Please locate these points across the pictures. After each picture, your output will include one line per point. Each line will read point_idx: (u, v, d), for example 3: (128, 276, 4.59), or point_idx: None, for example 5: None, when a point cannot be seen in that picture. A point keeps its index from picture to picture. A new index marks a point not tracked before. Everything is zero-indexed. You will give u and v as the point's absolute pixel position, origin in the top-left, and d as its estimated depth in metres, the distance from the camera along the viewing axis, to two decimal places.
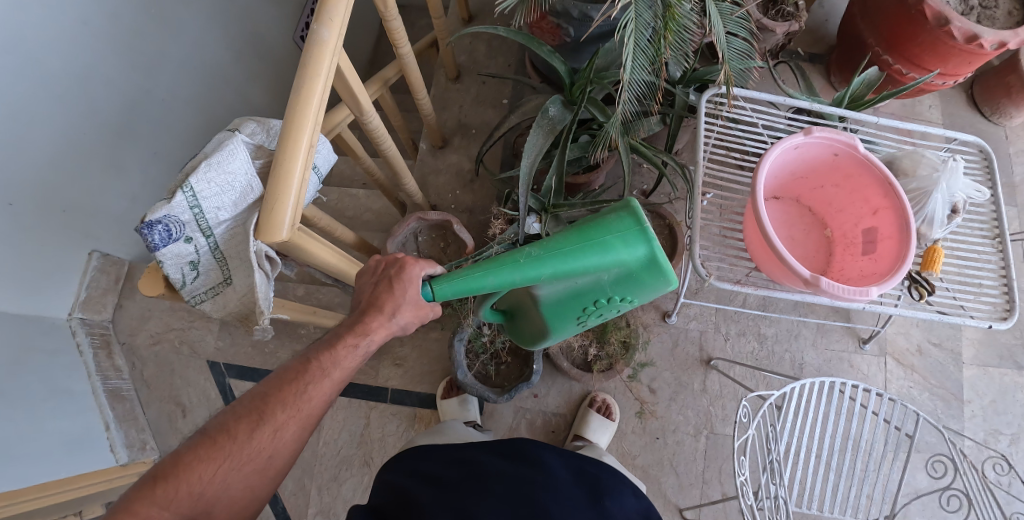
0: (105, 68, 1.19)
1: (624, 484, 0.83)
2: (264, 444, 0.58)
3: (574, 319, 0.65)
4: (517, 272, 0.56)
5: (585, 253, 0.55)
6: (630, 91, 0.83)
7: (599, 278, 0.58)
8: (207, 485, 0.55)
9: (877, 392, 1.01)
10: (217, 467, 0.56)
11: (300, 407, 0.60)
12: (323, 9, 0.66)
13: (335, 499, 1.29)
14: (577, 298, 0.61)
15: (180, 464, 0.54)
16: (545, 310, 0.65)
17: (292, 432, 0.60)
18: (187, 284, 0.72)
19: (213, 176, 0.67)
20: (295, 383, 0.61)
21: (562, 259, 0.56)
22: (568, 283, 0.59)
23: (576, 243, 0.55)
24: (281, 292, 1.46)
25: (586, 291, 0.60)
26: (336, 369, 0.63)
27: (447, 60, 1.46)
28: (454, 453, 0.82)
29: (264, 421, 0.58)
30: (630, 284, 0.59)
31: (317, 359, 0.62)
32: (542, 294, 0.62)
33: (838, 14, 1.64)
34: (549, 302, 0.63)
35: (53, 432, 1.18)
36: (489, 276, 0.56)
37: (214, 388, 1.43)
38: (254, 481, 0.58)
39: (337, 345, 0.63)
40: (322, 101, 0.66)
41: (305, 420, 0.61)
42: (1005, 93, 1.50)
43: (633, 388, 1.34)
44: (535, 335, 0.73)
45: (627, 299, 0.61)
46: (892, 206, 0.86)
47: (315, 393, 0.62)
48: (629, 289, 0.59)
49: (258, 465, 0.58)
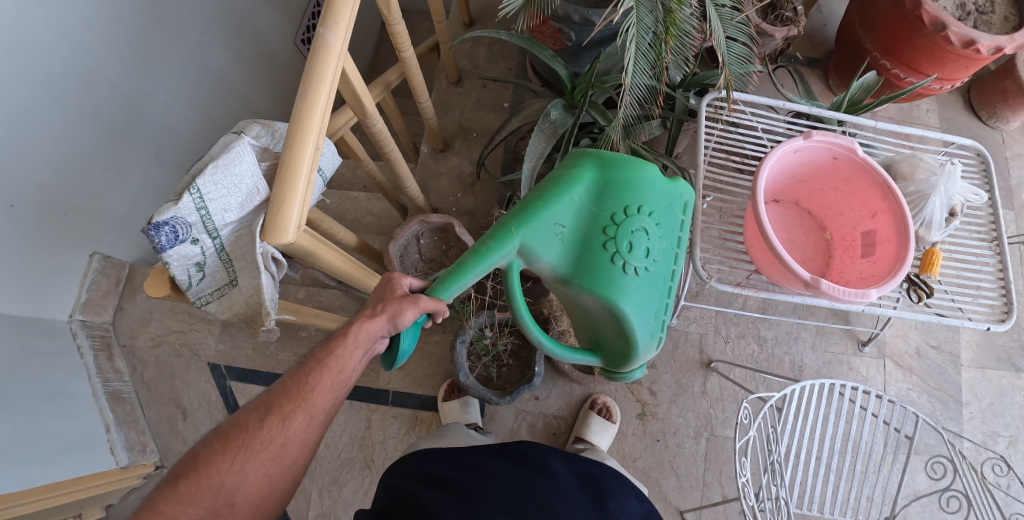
0: (107, 71, 1.20)
1: (627, 487, 0.83)
2: (274, 433, 0.58)
3: (614, 265, 0.67)
4: (491, 236, 0.67)
5: (545, 188, 0.70)
6: (631, 94, 0.84)
7: (576, 208, 0.69)
8: (227, 476, 0.55)
9: (876, 394, 1.01)
10: (233, 458, 0.56)
11: (305, 396, 0.60)
12: (328, 12, 0.67)
13: (336, 502, 1.29)
14: (584, 244, 0.68)
15: (198, 458, 0.55)
16: (580, 283, 0.68)
17: (301, 420, 0.60)
18: (193, 285, 0.72)
19: (220, 178, 0.68)
20: (297, 375, 0.61)
21: (525, 208, 0.69)
22: (560, 220, 0.69)
23: (536, 188, 0.71)
24: (283, 294, 1.47)
25: (582, 231, 0.69)
26: (333, 358, 0.62)
27: (449, 64, 1.47)
28: (456, 455, 0.83)
29: (272, 412, 0.59)
30: (606, 203, 0.69)
31: (317, 352, 0.63)
32: (554, 254, 0.69)
33: (835, 20, 1.65)
34: (570, 262, 0.69)
35: (53, 433, 1.18)
36: (472, 252, 0.67)
37: (214, 391, 1.43)
38: (270, 470, 0.58)
39: (333, 339, 0.63)
40: (327, 105, 0.67)
41: (312, 409, 0.60)
42: (1002, 98, 1.52)
43: (634, 390, 1.34)
44: (616, 327, 0.69)
45: (624, 216, 0.69)
46: (889, 208, 0.87)
47: (319, 382, 0.61)
48: (613, 207, 0.69)
49: (272, 453, 0.58)
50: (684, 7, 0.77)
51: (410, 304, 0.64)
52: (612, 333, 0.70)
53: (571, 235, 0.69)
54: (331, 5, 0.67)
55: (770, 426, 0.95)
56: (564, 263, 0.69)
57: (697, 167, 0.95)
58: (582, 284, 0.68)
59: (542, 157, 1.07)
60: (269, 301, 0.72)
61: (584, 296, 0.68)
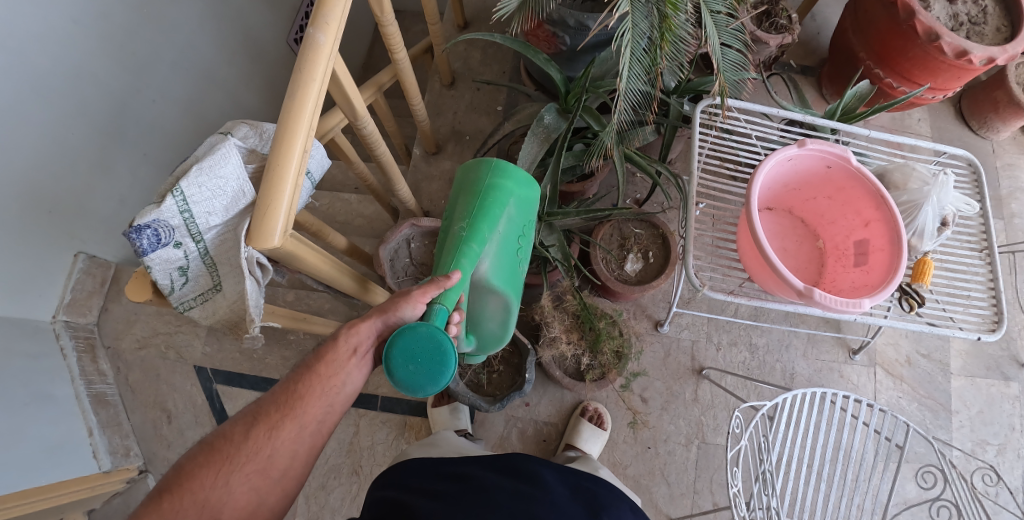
0: (95, 69, 1.18)
1: (621, 500, 0.81)
2: (261, 444, 0.57)
3: (517, 272, 0.80)
4: (466, 228, 0.73)
5: (492, 200, 0.76)
6: (625, 101, 0.83)
7: (514, 203, 0.78)
8: (212, 491, 0.54)
9: (867, 403, 0.97)
10: (217, 472, 0.55)
11: (293, 404, 0.59)
12: (319, 12, 0.66)
13: (323, 508, 1.27)
14: (506, 253, 0.78)
15: (183, 473, 0.54)
16: (502, 280, 0.76)
17: (290, 430, 0.58)
18: (176, 290, 0.70)
19: (204, 180, 0.66)
20: (287, 383, 0.61)
21: (482, 207, 0.75)
22: (498, 234, 0.76)
23: (484, 198, 0.75)
24: (271, 297, 1.46)
25: (506, 234, 0.78)
26: (323, 364, 0.61)
27: (442, 67, 1.46)
28: (447, 467, 0.81)
29: (258, 422, 0.58)
30: (521, 206, 0.80)
31: (307, 359, 0.62)
32: (487, 263, 0.75)
33: (829, 28, 1.66)
34: (495, 271, 0.76)
35: (34, 437, 1.16)
36: (464, 253, 0.71)
37: (200, 394, 1.41)
38: (257, 483, 0.56)
39: (324, 345, 0.63)
40: (317, 105, 0.65)
41: (301, 418, 0.59)
42: (992, 108, 1.53)
43: (625, 398, 1.33)
44: (498, 324, 0.77)
45: (527, 222, 0.82)
46: (883, 218, 0.87)
47: (309, 390, 0.60)
48: (526, 209, 0.81)
49: (258, 465, 0.56)
50: (680, 12, 0.76)
51: (405, 297, 0.64)
52: (495, 324, 0.78)
53: (501, 235, 0.77)
54: (323, 5, 0.66)
55: (761, 435, 0.94)
56: (496, 263, 0.76)
57: (690, 174, 0.94)
58: (504, 279, 0.76)
59: (535, 162, 1.07)
60: (254, 307, 0.70)
61: (499, 290, 0.75)
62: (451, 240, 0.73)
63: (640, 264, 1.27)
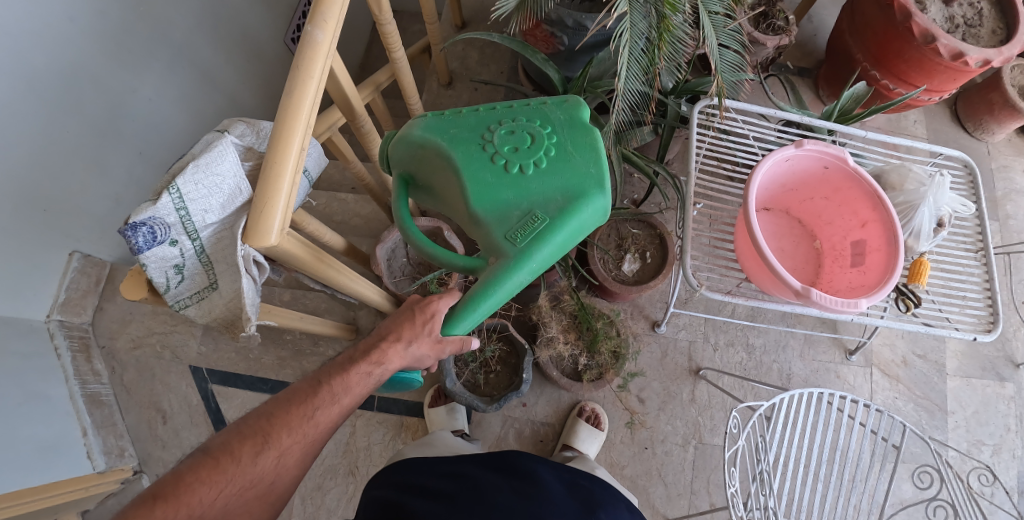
0: (91, 66, 1.17)
1: (617, 499, 0.81)
2: (268, 469, 0.59)
3: None
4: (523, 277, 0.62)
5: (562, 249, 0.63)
6: (624, 101, 0.83)
7: None
8: (210, 511, 0.54)
9: (864, 403, 0.97)
10: (218, 493, 0.55)
11: (306, 432, 0.62)
12: (317, 10, 0.65)
13: (319, 509, 1.26)
14: None
15: (181, 483, 0.53)
16: None
17: (296, 457, 0.61)
18: (172, 288, 0.70)
19: (201, 177, 0.66)
20: (303, 406, 0.62)
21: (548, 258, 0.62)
22: None
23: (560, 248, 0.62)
24: (267, 297, 1.45)
25: None
26: (347, 395, 0.65)
27: (440, 66, 1.46)
28: (443, 466, 0.81)
29: (268, 445, 0.59)
30: None
31: (326, 381, 0.65)
32: None
33: (826, 30, 1.67)
34: None
35: (28, 437, 1.15)
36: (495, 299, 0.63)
37: (195, 394, 1.40)
38: (253, 506, 0.58)
39: (348, 371, 0.66)
40: (314, 103, 0.65)
41: (310, 445, 0.62)
42: (987, 110, 1.53)
43: (623, 398, 1.33)
44: None
45: None
46: (880, 219, 0.87)
47: (324, 418, 0.63)
48: None
49: (258, 490, 0.58)
50: (678, 12, 0.76)
51: (435, 349, 0.72)
52: None
53: None
54: (321, 2, 0.66)
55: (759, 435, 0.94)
56: None
57: (688, 174, 0.93)
58: None
59: None
60: (249, 305, 0.70)
61: None
62: (496, 248, 0.60)
63: (637, 264, 1.27)
